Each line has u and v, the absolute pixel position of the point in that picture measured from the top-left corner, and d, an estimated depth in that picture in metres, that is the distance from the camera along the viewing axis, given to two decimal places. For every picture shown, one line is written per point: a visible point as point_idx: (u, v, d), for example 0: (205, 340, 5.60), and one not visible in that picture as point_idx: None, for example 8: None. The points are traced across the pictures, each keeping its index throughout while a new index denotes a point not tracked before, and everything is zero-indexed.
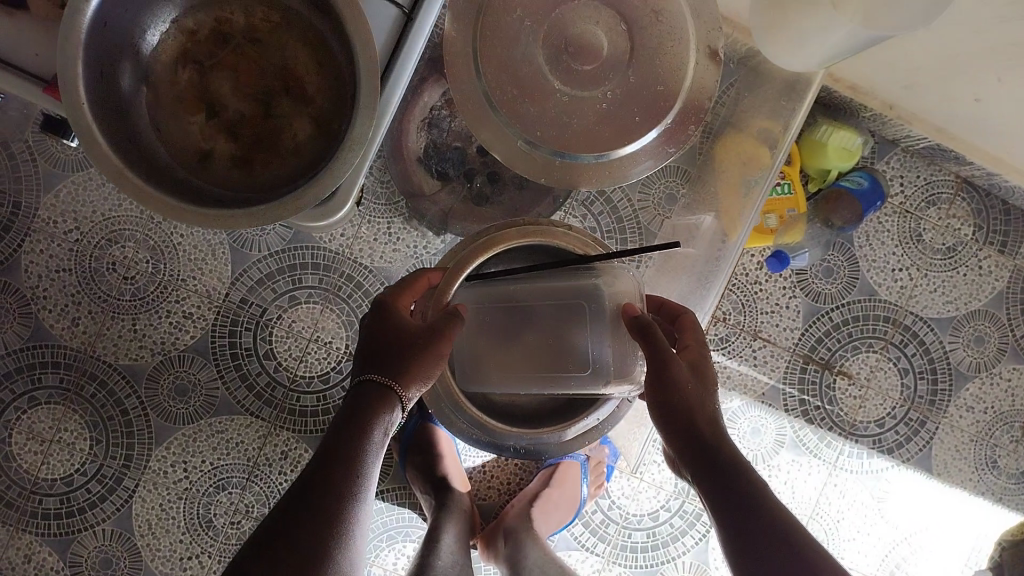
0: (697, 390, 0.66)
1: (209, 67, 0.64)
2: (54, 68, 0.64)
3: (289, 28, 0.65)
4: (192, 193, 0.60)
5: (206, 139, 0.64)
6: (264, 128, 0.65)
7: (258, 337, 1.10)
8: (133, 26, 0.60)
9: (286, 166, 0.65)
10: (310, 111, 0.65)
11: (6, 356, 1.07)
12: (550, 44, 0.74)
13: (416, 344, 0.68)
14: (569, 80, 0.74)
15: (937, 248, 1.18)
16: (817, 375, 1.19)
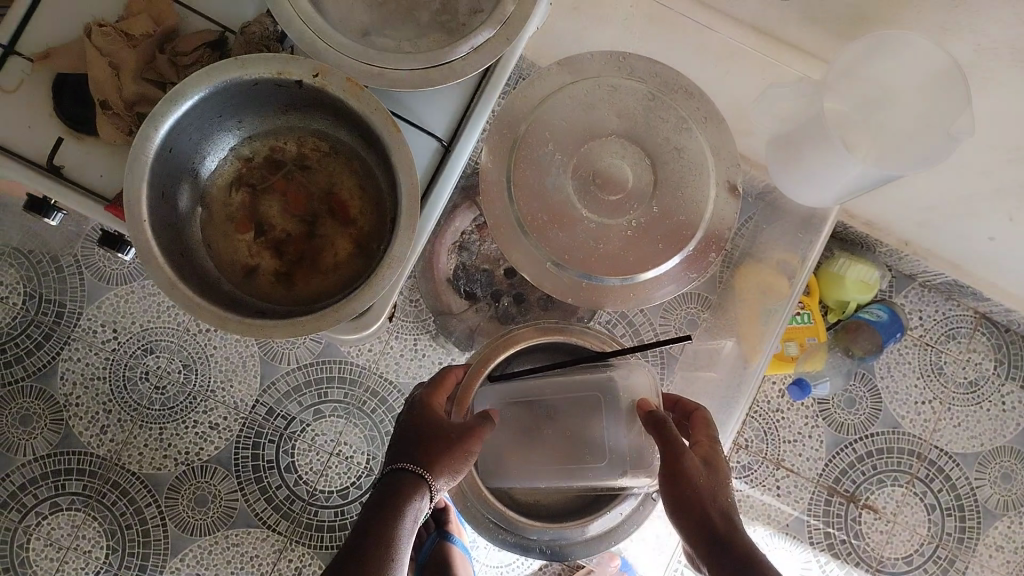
0: (709, 484, 0.65)
1: (260, 190, 0.69)
2: (116, 187, 0.69)
3: (337, 155, 0.69)
4: (236, 305, 0.63)
5: (252, 256, 0.68)
6: (307, 248, 0.69)
7: (281, 449, 1.11)
8: (196, 151, 0.65)
9: (325, 282, 0.68)
10: (351, 232, 0.69)
11: (32, 462, 1.08)
12: (579, 173, 0.77)
13: (446, 436, 0.69)
14: (596, 208, 0.77)
15: (959, 382, 1.19)
16: (842, 508, 1.16)
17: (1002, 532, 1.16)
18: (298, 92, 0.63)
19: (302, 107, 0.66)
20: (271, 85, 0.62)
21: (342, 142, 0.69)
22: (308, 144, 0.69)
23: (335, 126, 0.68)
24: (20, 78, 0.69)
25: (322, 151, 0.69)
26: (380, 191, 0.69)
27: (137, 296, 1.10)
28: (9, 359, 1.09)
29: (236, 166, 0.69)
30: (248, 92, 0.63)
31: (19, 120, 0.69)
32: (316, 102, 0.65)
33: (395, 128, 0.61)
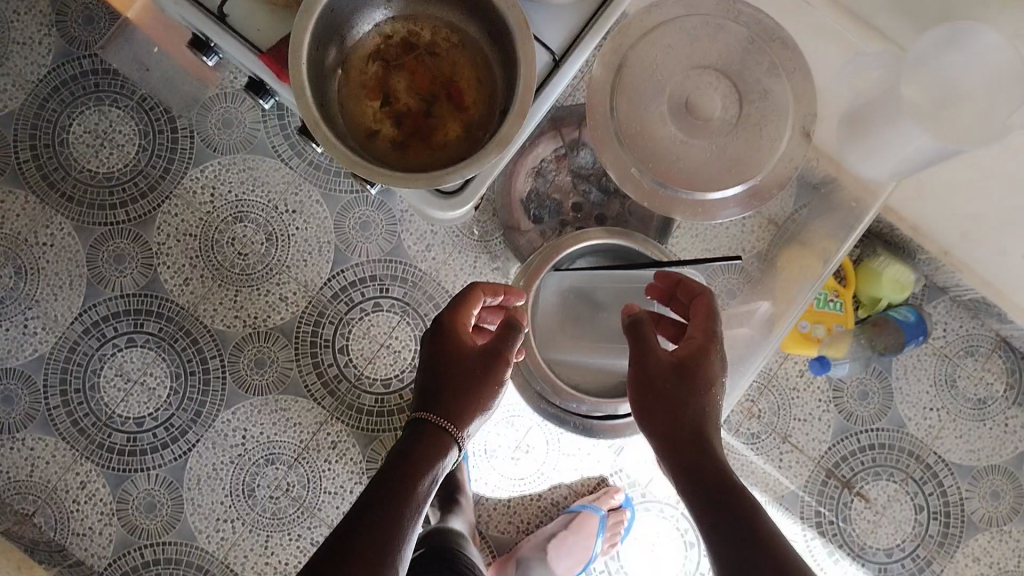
0: (685, 391, 0.69)
1: (393, 65, 0.78)
2: (269, 41, 0.79)
3: (464, 48, 0.79)
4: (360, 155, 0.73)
5: (375, 121, 0.78)
6: (423, 122, 0.79)
7: (338, 332, 1.22)
8: (349, 19, 0.75)
9: (434, 156, 0.78)
10: (463, 117, 0.79)
11: (118, 298, 1.19)
12: (680, 77, 0.71)
13: (470, 370, 0.71)
14: (684, 119, 0.71)
15: (969, 398, 1.25)
16: (836, 491, 1.24)
17: (982, 544, 1.23)
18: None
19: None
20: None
21: (471, 38, 0.78)
22: (441, 34, 0.79)
23: (469, 22, 0.77)
24: None
25: (450, 42, 0.79)
26: (496, 85, 0.78)
27: (238, 169, 1.21)
28: (115, 202, 1.20)
29: (376, 41, 0.78)
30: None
31: None
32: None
33: (526, 27, 0.70)
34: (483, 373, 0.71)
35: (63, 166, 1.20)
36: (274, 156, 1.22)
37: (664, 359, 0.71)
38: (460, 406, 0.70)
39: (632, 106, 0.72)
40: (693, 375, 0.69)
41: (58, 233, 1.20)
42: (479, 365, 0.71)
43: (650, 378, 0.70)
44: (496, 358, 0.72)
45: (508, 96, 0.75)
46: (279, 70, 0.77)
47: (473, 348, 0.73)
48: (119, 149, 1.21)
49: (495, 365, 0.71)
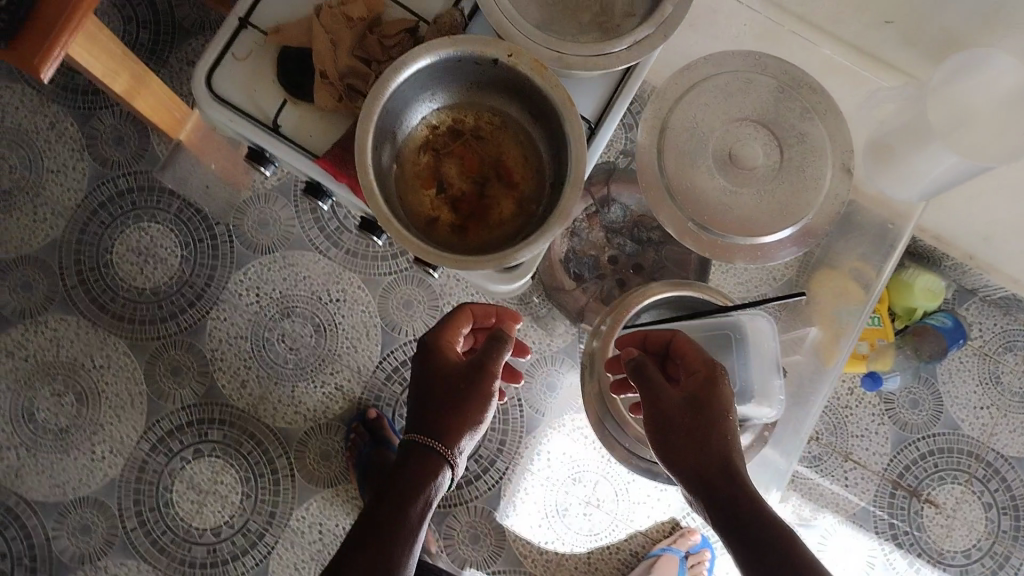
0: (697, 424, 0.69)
1: (444, 152, 0.83)
2: (324, 146, 0.83)
3: (506, 128, 0.83)
4: (427, 242, 0.77)
5: (433, 207, 0.82)
6: (478, 202, 0.83)
7: (395, 412, 1.25)
8: (401, 117, 0.79)
9: (493, 233, 0.82)
10: (515, 193, 0.83)
11: (180, 411, 1.23)
12: (716, 134, 0.77)
13: (456, 379, 0.79)
14: (728, 172, 0.76)
15: (1016, 391, 1.28)
16: (905, 501, 1.26)
17: None
18: (488, 69, 0.76)
19: (485, 85, 0.80)
20: (470, 65, 0.76)
21: (512, 117, 0.82)
22: (484, 117, 0.83)
23: (509, 102, 0.81)
24: (252, 48, 0.82)
25: (493, 125, 0.83)
26: (543, 159, 0.82)
27: (280, 266, 1.25)
28: (165, 314, 1.23)
29: (424, 132, 0.82)
30: (450, 69, 0.77)
31: (244, 81, 0.82)
32: (500, 81, 0.78)
33: (571, 103, 0.75)
34: (474, 386, 0.78)
35: (110, 286, 1.23)
36: (312, 248, 1.25)
37: (674, 395, 0.71)
38: (452, 423, 0.76)
39: (679, 163, 0.76)
40: (705, 401, 0.70)
41: (112, 354, 1.23)
42: (471, 379, 0.79)
43: (662, 415, 0.71)
44: (483, 369, 0.80)
45: (558, 168, 0.79)
46: (337, 170, 0.80)
47: (461, 363, 0.81)
48: (162, 262, 1.24)
49: (479, 380, 0.78)
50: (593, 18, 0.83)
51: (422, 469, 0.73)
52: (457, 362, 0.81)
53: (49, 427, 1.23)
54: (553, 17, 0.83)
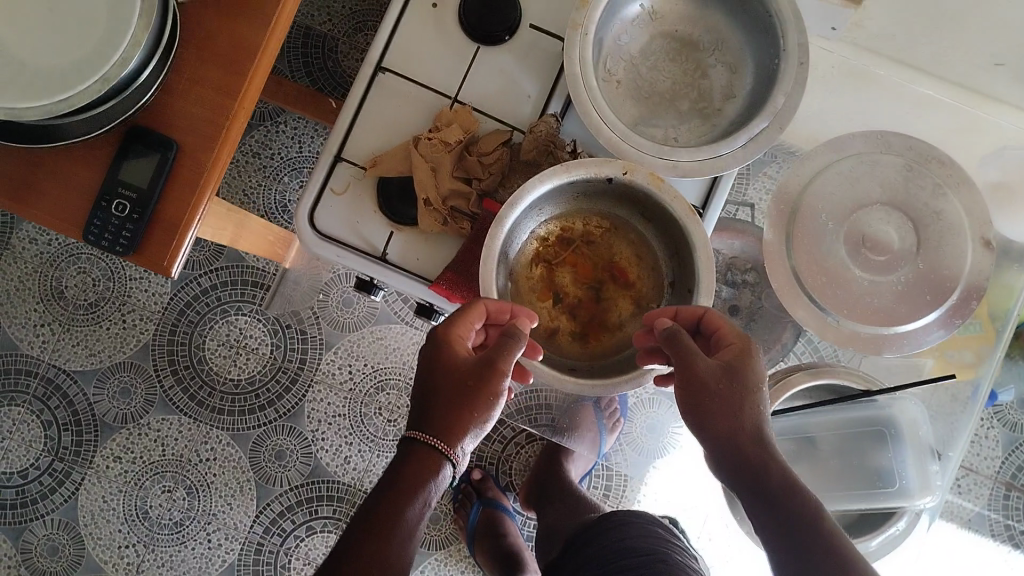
0: (736, 397, 0.64)
1: (555, 261, 0.81)
2: (436, 269, 0.82)
3: (615, 230, 0.81)
4: (553, 363, 0.76)
5: (551, 320, 0.81)
6: (596, 309, 0.81)
7: (500, 470, 1.26)
8: (512, 235, 0.76)
9: (617, 339, 0.81)
10: (632, 294, 0.82)
11: (288, 491, 1.23)
12: (849, 229, 0.75)
13: (460, 386, 0.64)
14: (866, 265, 0.75)
15: None
16: (1021, 502, 1.25)
17: None
18: (599, 184, 0.75)
19: (595, 194, 0.78)
20: (583, 183, 0.74)
21: (622, 219, 0.80)
22: (592, 222, 0.81)
23: (617, 206, 0.79)
24: (349, 181, 0.83)
25: (602, 228, 0.81)
26: (659, 259, 0.80)
27: (368, 341, 1.25)
28: (262, 401, 1.24)
29: (535, 243, 0.81)
30: (564, 188, 0.75)
31: (348, 216, 0.82)
32: (611, 192, 0.76)
33: (692, 213, 0.72)
34: (476, 391, 0.63)
35: (206, 380, 1.24)
36: (398, 320, 1.25)
37: (710, 364, 0.65)
38: (450, 427, 0.63)
39: (808, 259, 0.74)
40: (739, 393, 0.65)
41: (217, 446, 1.23)
42: (475, 381, 0.64)
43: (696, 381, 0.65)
44: (490, 370, 0.64)
45: (679, 272, 0.77)
46: (449, 294, 0.79)
47: (470, 361, 0.65)
48: (253, 351, 1.25)
49: (486, 385, 0.64)
50: (693, 104, 0.81)
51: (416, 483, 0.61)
52: (468, 360, 0.65)
53: (163, 523, 1.22)
54: (652, 108, 0.81)
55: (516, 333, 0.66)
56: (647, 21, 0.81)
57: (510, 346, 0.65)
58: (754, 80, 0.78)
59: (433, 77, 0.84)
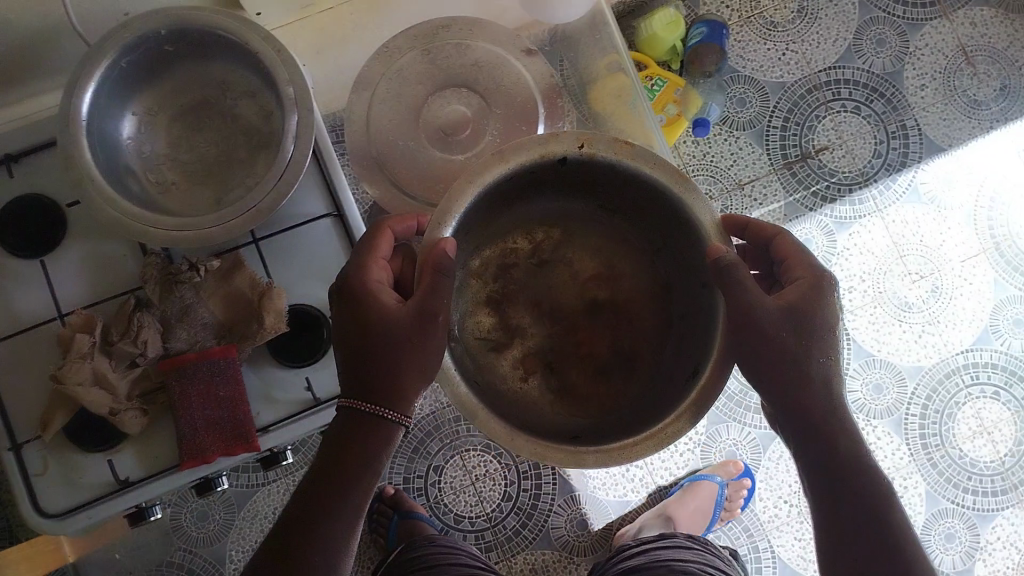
0: (797, 345, 0.72)
1: (505, 301, 0.90)
2: (178, 449, 0.78)
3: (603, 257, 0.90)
4: (550, 436, 0.77)
5: (524, 376, 0.88)
6: (560, 339, 0.89)
7: (439, 515, 1.23)
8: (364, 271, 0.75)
9: (607, 381, 0.86)
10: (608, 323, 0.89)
11: None
12: (429, 132, 0.90)
13: (403, 341, 0.70)
14: (453, 146, 0.89)
15: (791, 17, 1.33)
16: (806, 167, 1.30)
17: (914, 75, 1.31)
18: (548, 172, 0.81)
19: (540, 190, 0.85)
20: (524, 180, 0.81)
21: (576, 229, 0.91)
22: (540, 236, 0.92)
23: (576, 204, 0.89)
24: (43, 456, 0.77)
25: (553, 241, 0.91)
26: (639, 257, 0.90)
27: (248, 529, 1.18)
28: None
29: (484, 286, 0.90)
30: (496, 194, 0.81)
31: (69, 481, 0.77)
32: (564, 183, 0.83)
33: (684, 181, 0.77)
34: (410, 352, 0.70)
35: None
36: (257, 487, 1.20)
37: (772, 309, 0.72)
38: (382, 396, 0.71)
39: (409, 176, 0.89)
40: (807, 316, 0.72)
41: None
42: (398, 344, 0.70)
43: (751, 326, 0.72)
44: (425, 319, 0.71)
45: (670, 253, 0.85)
46: (203, 458, 0.77)
47: (393, 310, 0.72)
48: None
49: (422, 341, 0.71)
50: (249, 145, 0.81)
51: (360, 462, 0.70)
52: (395, 307, 0.72)
53: None
54: (220, 178, 0.80)
55: (444, 257, 0.71)
56: (151, 119, 0.81)
57: (443, 285, 0.71)
58: (267, 92, 0.79)
59: (36, 312, 0.80)
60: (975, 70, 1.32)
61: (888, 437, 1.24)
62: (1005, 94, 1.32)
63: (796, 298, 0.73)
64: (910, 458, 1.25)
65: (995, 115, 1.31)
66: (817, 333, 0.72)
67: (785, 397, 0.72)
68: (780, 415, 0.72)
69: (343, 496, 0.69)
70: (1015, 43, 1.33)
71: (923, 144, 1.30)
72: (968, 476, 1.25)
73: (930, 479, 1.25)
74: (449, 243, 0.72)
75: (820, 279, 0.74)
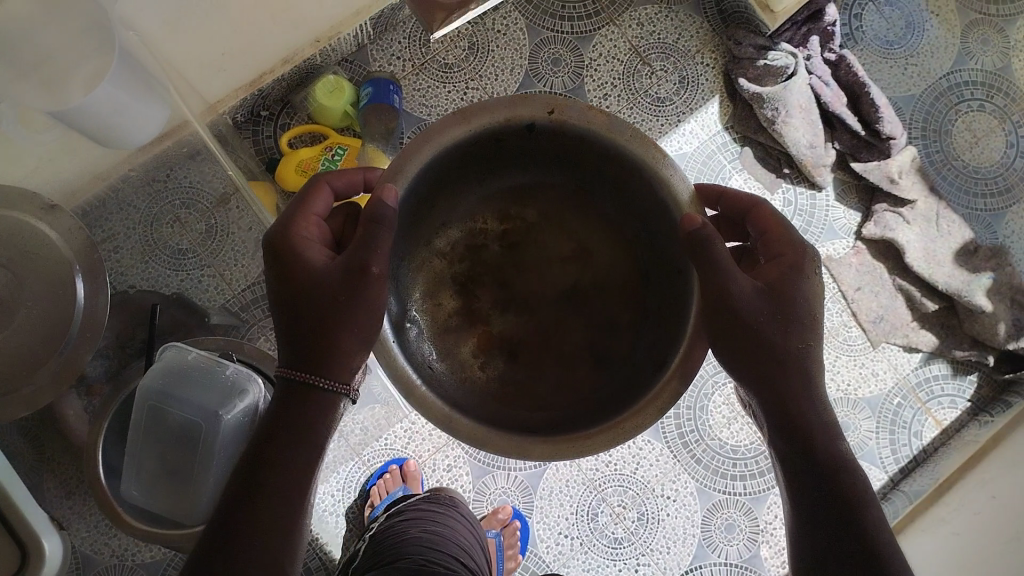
0: (772, 321, 0.66)
1: (473, 283, 0.71)
2: None
3: (565, 207, 0.71)
4: (505, 437, 0.64)
5: (485, 368, 0.69)
6: (535, 330, 0.70)
7: None
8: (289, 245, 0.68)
9: (587, 376, 0.68)
10: (580, 306, 0.70)
11: None
12: None
13: (330, 304, 0.64)
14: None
15: (462, 55, 1.30)
16: None
17: (595, 87, 1.30)
18: (518, 140, 0.67)
19: (516, 151, 0.68)
20: (489, 150, 0.67)
21: (557, 207, 0.71)
22: (515, 214, 0.71)
23: (552, 180, 0.71)
24: None
25: (532, 219, 0.71)
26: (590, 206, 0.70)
27: None
28: None
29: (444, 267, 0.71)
30: (459, 159, 0.67)
31: None
32: (540, 146, 0.68)
33: (660, 152, 0.64)
34: (343, 310, 0.64)
35: None
36: None
37: (746, 287, 0.65)
38: (325, 363, 0.65)
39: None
40: (788, 303, 0.67)
41: None
42: (336, 302, 0.64)
43: (734, 305, 0.64)
44: (358, 275, 0.64)
45: (651, 243, 0.69)
46: None
47: (327, 268, 0.66)
48: None
49: (353, 297, 0.63)
50: None
51: (302, 436, 0.65)
52: (326, 264, 0.66)
53: None
54: None
55: (383, 210, 0.63)
56: None
57: (381, 243, 0.64)
58: None
59: None
60: (654, 68, 1.30)
61: (647, 445, 1.19)
62: (683, 83, 1.30)
63: (772, 279, 0.68)
64: (674, 461, 1.19)
65: (679, 109, 1.29)
66: (795, 313, 0.67)
67: (777, 379, 0.66)
68: (757, 393, 0.67)
69: (293, 470, 0.64)
70: (684, 35, 1.30)
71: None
72: (732, 464, 1.20)
73: (698, 476, 1.20)
74: (391, 191, 0.63)
75: (804, 258, 0.69)
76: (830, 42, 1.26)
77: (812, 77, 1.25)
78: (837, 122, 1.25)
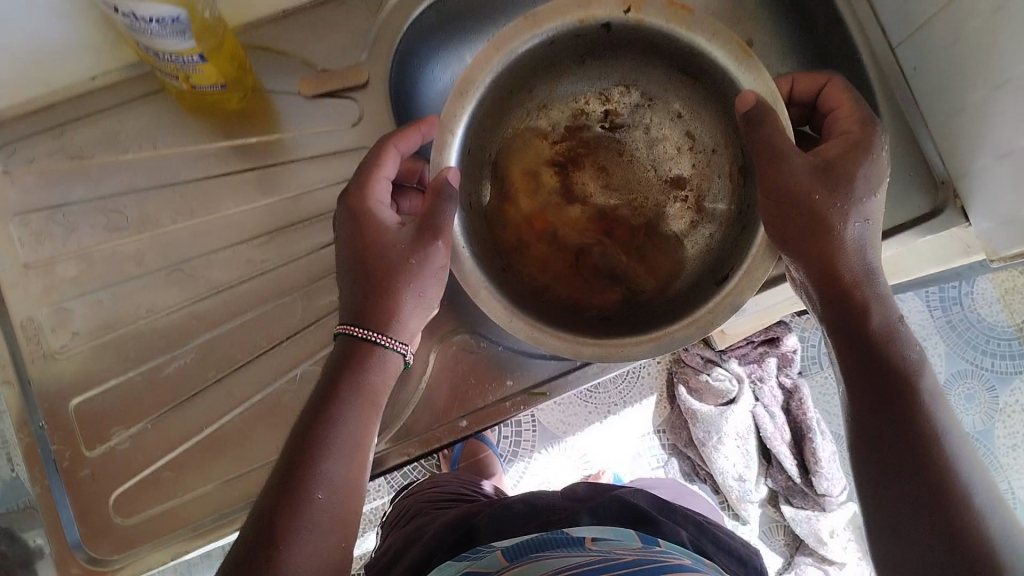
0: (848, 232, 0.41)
1: (570, 164, 0.52)
2: None
3: (594, 99, 0.51)
4: (574, 324, 0.46)
5: (577, 250, 0.51)
6: (627, 212, 0.51)
7: None
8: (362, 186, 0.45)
9: (649, 275, 0.50)
10: (685, 191, 0.51)
11: None
12: None
13: (396, 265, 0.43)
14: None
15: None
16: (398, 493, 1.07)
17: None
18: (590, 44, 0.47)
19: (607, 55, 0.48)
20: (569, 45, 0.46)
21: (656, 85, 0.50)
22: (615, 98, 0.51)
23: (626, 70, 0.49)
24: None
25: (633, 103, 0.51)
26: (665, 95, 0.50)
27: None
28: None
29: (545, 155, 0.52)
30: (530, 65, 0.47)
31: None
32: (596, 54, 0.48)
33: (743, 53, 0.42)
34: (414, 278, 0.43)
35: None
36: None
37: (802, 169, 0.40)
38: (378, 315, 0.43)
39: None
40: (852, 182, 0.41)
41: None
42: (404, 265, 0.43)
43: (801, 217, 0.41)
44: (424, 236, 0.43)
45: (742, 149, 0.47)
46: None
47: (397, 237, 0.43)
48: None
49: (421, 266, 0.43)
50: None
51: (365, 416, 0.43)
52: (398, 230, 0.44)
53: None
54: None
55: (452, 187, 0.41)
56: None
57: (452, 218, 0.43)
58: None
59: None
60: None
61: None
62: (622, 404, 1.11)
63: (832, 153, 0.41)
64: None
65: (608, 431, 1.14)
66: (855, 196, 0.41)
67: (818, 258, 0.41)
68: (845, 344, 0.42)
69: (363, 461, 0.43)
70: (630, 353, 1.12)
71: (535, 434, 0.87)
72: None
73: None
74: (454, 172, 0.42)
75: (868, 135, 0.42)
76: (788, 366, 0.84)
77: (756, 400, 0.83)
78: (772, 456, 0.83)
